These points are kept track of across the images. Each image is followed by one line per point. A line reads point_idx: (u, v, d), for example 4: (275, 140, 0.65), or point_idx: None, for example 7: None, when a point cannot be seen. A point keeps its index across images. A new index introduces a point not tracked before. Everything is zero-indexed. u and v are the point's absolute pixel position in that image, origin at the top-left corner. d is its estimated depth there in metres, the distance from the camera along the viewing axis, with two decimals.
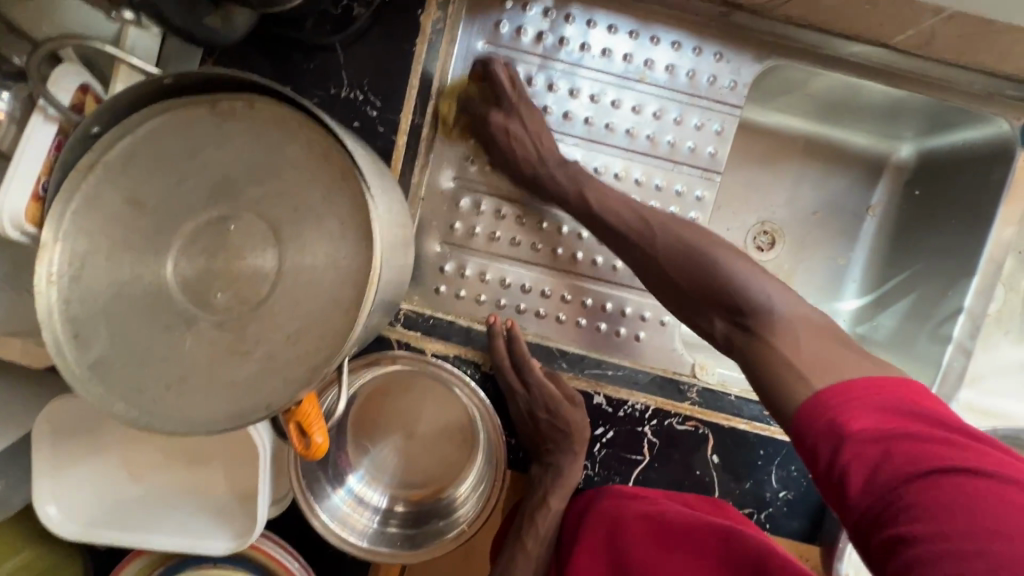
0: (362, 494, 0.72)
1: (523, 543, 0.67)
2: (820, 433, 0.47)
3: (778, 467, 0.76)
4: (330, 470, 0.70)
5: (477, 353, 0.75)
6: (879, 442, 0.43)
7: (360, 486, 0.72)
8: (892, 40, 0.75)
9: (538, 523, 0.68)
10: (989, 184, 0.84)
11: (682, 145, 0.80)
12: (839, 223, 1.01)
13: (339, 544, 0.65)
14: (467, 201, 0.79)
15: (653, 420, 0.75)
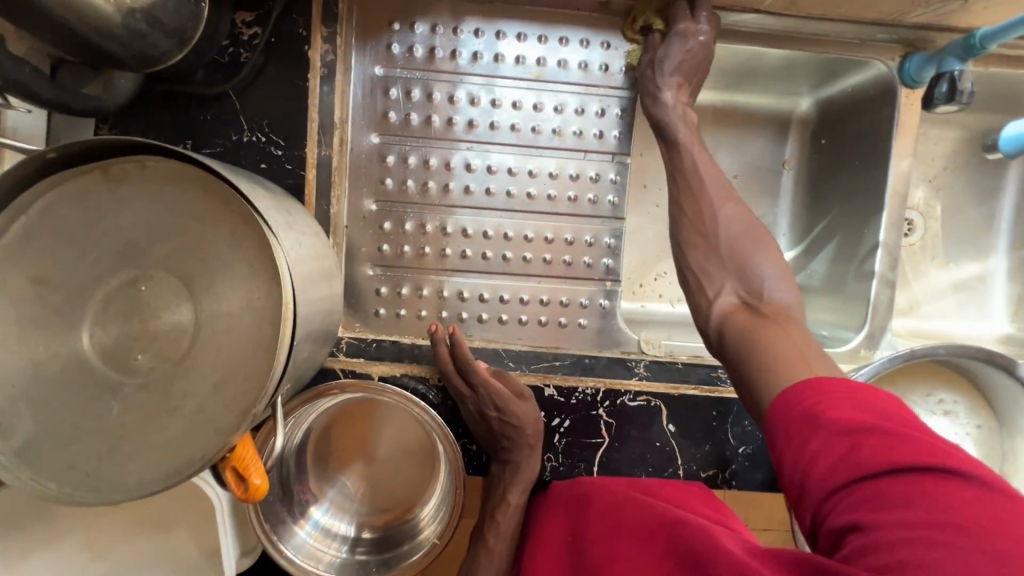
0: (329, 526, 0.72)
1: (489, 544, 0.71)
2: (794, 428, 0.46)
3: (733, 424, 0.78)
4: (292, 506, 0.69)
5: (425, 368, 0.76)
6: (845, 436, 0.43)
7: (326, 518, 0.72)
8: (762, 5, 0.79)
9: (501, 522, 0.71)
10: (881, 123, 0.89)
11: (588, 132, 0.82)
12: (760, 182, 1.05)
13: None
14: (390, 222, 0.80)
15: (606, 402, 0.76)
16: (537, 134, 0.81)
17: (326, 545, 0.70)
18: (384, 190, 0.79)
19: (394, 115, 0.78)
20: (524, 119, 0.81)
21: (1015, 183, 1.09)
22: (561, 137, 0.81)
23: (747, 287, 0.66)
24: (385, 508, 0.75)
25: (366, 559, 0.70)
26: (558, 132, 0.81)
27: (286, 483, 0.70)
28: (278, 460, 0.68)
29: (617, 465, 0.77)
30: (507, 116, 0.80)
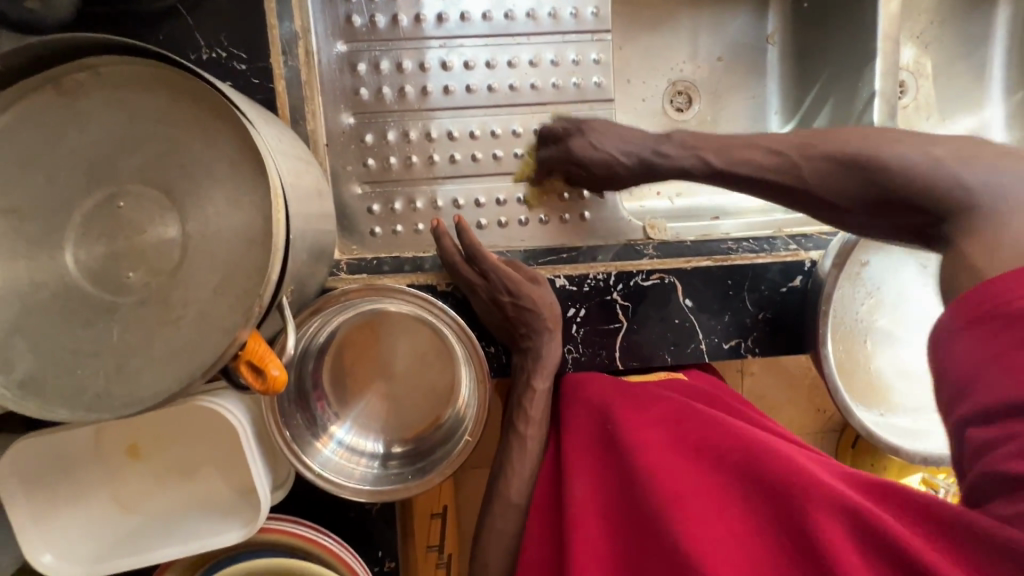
0: (355, 444, 0.70)
1: (521, 432, 0.70)
2: (992, 322, 0.38)
3: (750, 291, 0.76)
4: (314, 425, 0.67)
5: (431, 276, 0.74)
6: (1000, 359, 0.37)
7: (351, 437, 0.70)
8: None
9: (532, 410, 0.70)
10: None
11: (564, 12, 0.77)
12: (745, 61, 1.03)
13: (338, 490, 0.63)
14: (371, 134, 0.77)
15: (619, 285, 0.75)
16: (510, 21, 0.77)
17: (352, 461, 0.68)
18: (360, 102, 0.76)
19: (358, 19, 0.74)
20: (495, 6, 0.77)
21: (1004, 26, 1.06)
22: (536, 21, 0.77)
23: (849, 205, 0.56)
24: (413, 423, 0.73)
25: (400, 470, 0.69)
26: (532, 15, 0.77)
27: (306, 393, 0.68)
28: (297, 366, 0.66)
29: (639, 347, 0.76)
30: (477, 6, 0.76)
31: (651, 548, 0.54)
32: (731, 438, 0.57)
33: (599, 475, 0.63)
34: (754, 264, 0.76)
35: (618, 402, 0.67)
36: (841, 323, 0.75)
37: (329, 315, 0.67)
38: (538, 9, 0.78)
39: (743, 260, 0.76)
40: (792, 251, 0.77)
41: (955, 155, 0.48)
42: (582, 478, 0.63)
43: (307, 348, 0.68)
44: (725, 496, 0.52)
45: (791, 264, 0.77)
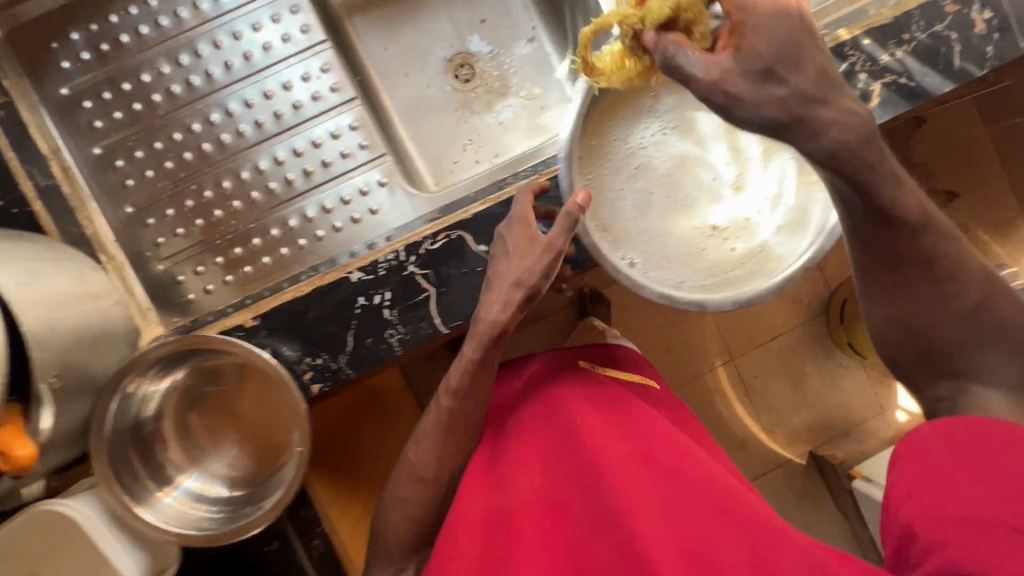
0: (202, 491, 0.73)
1: (440, 402, 0.69)
2: (934, 446, 0.51)
3: (536, 214, 0.78)
4: (154, 477, 0.71)
5: (238, 316, 0.77)
6: (960, 454, 0.49)
7: (198, 484, 0.73)
8: None
9: (452, 382, 0.68)
10: None
11: (274, 42, 0.83)
12: (505, 15, 1.08)
13: (162, 536, 0.65)
14: (153, 216, 0.83)
15: (411, 258, 0.77)
16: (230, 70, 0.82)
17: (194, 507, 0.70)
18: (131, 191, 0.82)
19: (100, 122, 0.81)
20: (212, 61, 0.82)
21: None
22: (252, 60, 0.83)
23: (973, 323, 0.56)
24: (268, 457, 0.76)
25: (238, 509, 0.70)
26: (247, 56, 0.82)
27: (148, 442, 0.72)
28: (132, 429, 0.70)
29: (454, 307, 0.77)
30: (196, 69, 0.82)
31: (601, 554, 0.57)
32: (715, 481, 0.61)
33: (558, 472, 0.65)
34: (528, 188, 0.78)
35: (597, 417, 0.70)
36: (615, 199, 0.75)
37: (147, 380, 0.70)
38: (251, 47, 0.83)
39: (517, 189, 0.79)
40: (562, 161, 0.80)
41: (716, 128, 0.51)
42: (527, 475, 0.66)
43: (145, 405, 0.72)
44: (688, 511, 0.58)
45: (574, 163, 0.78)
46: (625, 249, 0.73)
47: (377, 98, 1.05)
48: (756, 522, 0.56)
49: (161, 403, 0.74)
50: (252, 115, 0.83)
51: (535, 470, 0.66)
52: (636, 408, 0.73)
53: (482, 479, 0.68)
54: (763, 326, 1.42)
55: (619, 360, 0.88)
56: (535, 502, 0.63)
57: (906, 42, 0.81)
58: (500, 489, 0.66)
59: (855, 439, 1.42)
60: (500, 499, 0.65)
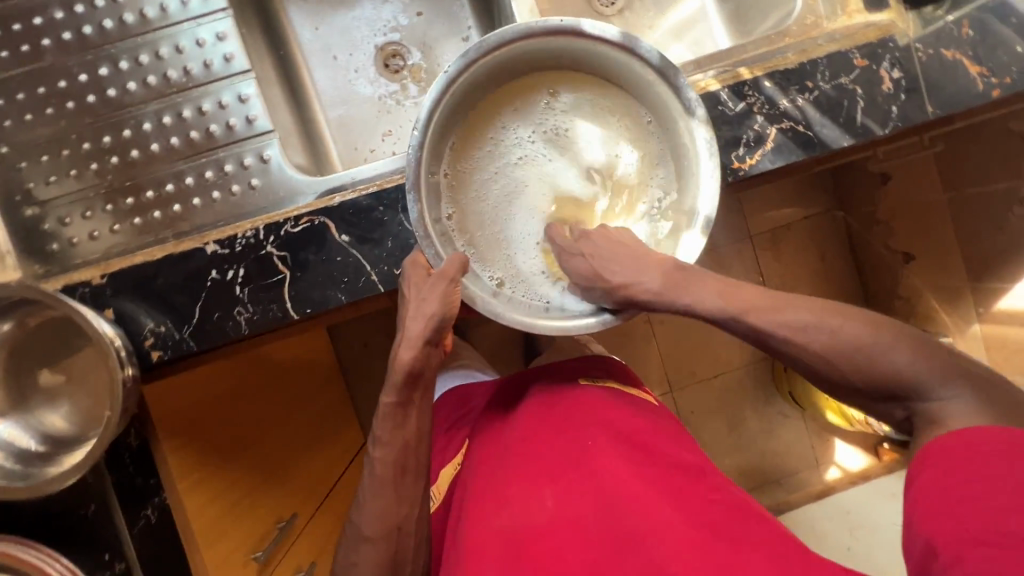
0: (10, 438, 0.71)
1: (371, 454, 0.71)
2: (928, 468, 0.51)
3: (405, 211, 0.76)
4: None
5: (87, 273, 0.76)
6: (959, 496, 0.48)
7: (9, 432, 0.71)
8: None
9: (380, 437, 0.70)
10: None
11: (172, 4, 0.83)
12: (440, 13, 1.07)
13: None
14: (27, 161, 0.81)
15: (271, 238, 0.75)
16: (123, 26, 0.82)
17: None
18: (7, 133, 0.81)
19: None
20: (106, 15, 0.82)
21: None
22: (148, 19, 0.82)
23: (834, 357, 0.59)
24: (93, 417, 0.74)
25: (36, 467, 0.69)
26: (142, 15, 0.82)
27: None
28: None
29: (308, 293, 0.76)
30: (89, 21, 0.81)
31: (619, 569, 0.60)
32: (699, 491, 0.66)
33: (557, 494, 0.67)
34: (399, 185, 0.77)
35: (573, 428, 0.72)
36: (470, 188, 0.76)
37: None
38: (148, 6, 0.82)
39: (390, 183, 0.77)
40: None
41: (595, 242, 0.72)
42: (534, 497, 0.67)
43: None
44: (692, 525, 0.61)
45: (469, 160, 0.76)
46: (487, 245, 0.75)
47: (299, 76, 1.03)
48: (748, 535, 0.61)
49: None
50: (141, 73, 0.82)
51: (523, 484, 0.68)
52: (600, 403, 0.75)
53: (487, 503, 0.68)
54: (707, 360, 1.40)
55: (586, 360, 0.85)
56: (530, 521, 0.65)
57: (809, 90, 0.79)
58: (504, 509, 0.67)
59: (785, 488, 1.39)
60: (508, 521, 0.66)
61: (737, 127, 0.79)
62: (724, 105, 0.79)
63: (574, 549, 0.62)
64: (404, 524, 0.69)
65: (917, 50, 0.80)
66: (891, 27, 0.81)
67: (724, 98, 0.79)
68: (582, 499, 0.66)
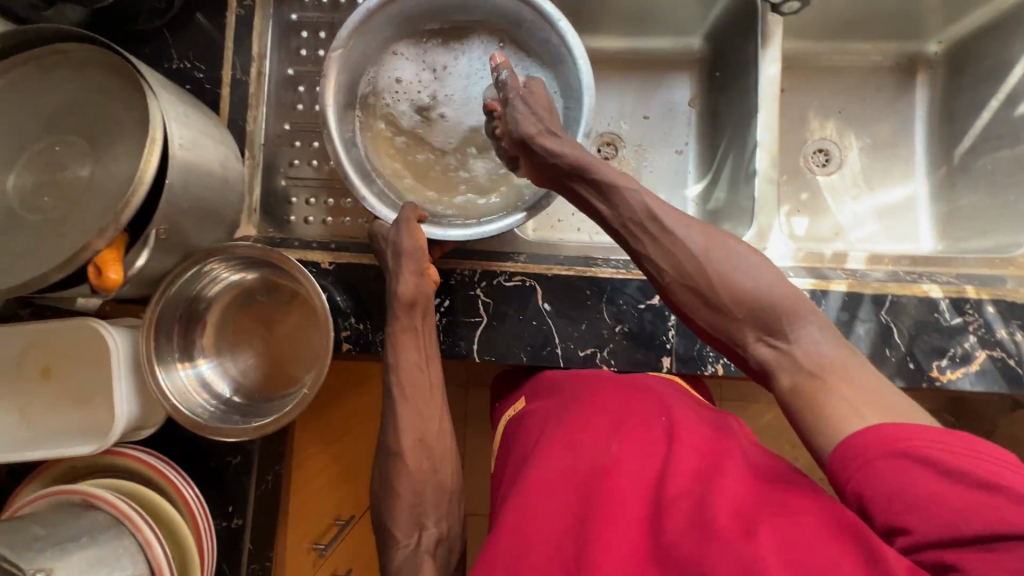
0: (209, 379, 0.79)
1: (396, 382, 0.76)
2: (879, 456, 0.47)
3: (608, 303, 0.81)
4: (183, 347, 0.78)
5: (317, 254, 0.85)
6: (918, 498, 0.45)
7: (210, 373, 0.79)
8: None
9: (403, 361, 0.76)
10: (748, 58, 0.99)
11: None
12: (666, 121, 1.14)
13: (163, 401, 0.71)
14: (301, 140, 0.93)
15: (482, 282, 0.82)
16: None
17: (197, 390, 0.76)
18: (296, 114, 0.93)
19: (305, 51, 0.93)
20: None
21: (922, 108, 1.11)
22: None
23: (768, 334, 0.59)
24: (274, 380, 0.82)
25: (227, 414, 0.76)
26: None
27: (194, 318, 0.79)
28: (187, 302, 0.78)
29: (496, 343, 0.81)
30: None
31: (665, 521, 0.55)
32: (753, 469, 0.60)
33: (608, 446, 0.64)
34: (611, 277, 0.81)
35: (623, 395, 0.71)
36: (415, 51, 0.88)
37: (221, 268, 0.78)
38: None
39: (604, 274, 0.82)
40: None
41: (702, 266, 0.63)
42: (584, 444, 0.64)
43: (208, 288, 0.79)
44: (743, 492, 0.56)
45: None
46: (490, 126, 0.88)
47: None
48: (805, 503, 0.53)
49: (219, 292, 0.82)
50: None
51: (581, 433, 0.66)
52: (652, 381, 0.75)
53: (547, 445, 0.66)
54: None
55: None
56: (590, 464, 0.62)
57: None
58: (568, 453, 0.64)
59: None
60: (563, 464, 0.63)
61: (946, 339, 0.79)
62: (941, 314, 0.79)
63: (624, 497, 0.58)
64: (427, 435, 0.76)
65: None
66: None
67: (942, 308, 0.80)
68: (639, 453, 0.63)
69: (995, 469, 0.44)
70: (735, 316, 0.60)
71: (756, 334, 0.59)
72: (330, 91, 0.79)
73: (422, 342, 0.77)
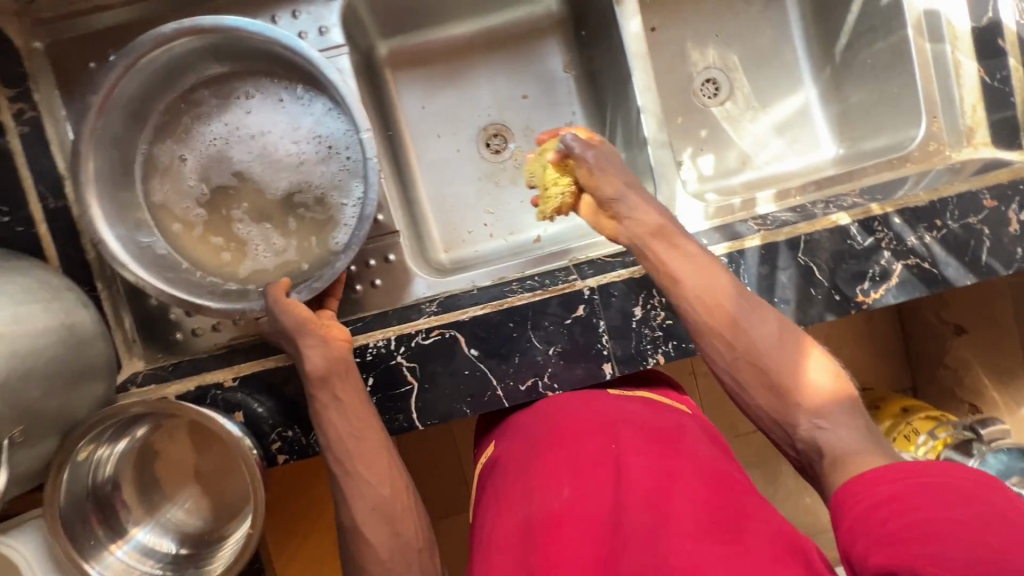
0: (149, 544, 0.73)
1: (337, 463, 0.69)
2: (885, 484, 0.48)
3: (534, 329, 0.77)
4: (106, 525, 0.71)
5: (218, 374, 0.76)
6: (906, 516, 0.45)
7: (148, 537, 0.73)
8: None
9: (334, 434, 0.70)
10: (606, 12, 0.91)
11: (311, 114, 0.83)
12: (546, 95, 1.07)
13: None
14: None
15: (401, 348, 0.76)
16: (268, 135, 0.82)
17: (138, 563, 0.70)
18: None
19: None
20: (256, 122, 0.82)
21: (794, 10, 1.07)
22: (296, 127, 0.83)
23: (816, 416, 0.57)
24: (219, 512, 0.77)
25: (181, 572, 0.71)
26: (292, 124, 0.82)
27: (106, 490, 0.72)
28: (92, 480, 0.70)
29: (435, 404, 0.77)
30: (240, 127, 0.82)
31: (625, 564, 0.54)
32: (717, 492, 0.58)
33: (573, 489, 0.62)
34: (530, 302, 0.77)
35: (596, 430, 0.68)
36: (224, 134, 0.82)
37: (114, 432, 0.70)
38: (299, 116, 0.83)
39: (521, 300, 0.78)
40: (569, 282, 0.79)
41: (752, 330, 0.63)
42: (546, 488, 0.63)
43: (108, 455, 0.72)
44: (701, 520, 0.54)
45: (603, 287, 0.78)
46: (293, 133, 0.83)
47: (405, 156, 1.04)
48: (763, 536, 0.52)
49: (125, 453, 0.74)
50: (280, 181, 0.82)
51: (545, 477, 0.64)
52: (624, 407, 0.72)
53: (512, 498, 0.65)
54: None
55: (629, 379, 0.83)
56: (544, 512, 0.61)
57: (936, 228, 0.80)
58: (526, 503, 0.63)
59: None
60: (525, 511, 0.62)
61: (863, 262, 0.80)
62: (853, 239, 0.79)
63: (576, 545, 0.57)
64: (378, 503, 0.69)
65: None
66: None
67: (853, 233, 0.79)
68: (604, 497, 0.61)
69: (989, 503, 0.44)
70: (790, 391, 0.59)
71: (805, 418, 0.58)
72: (102, 226, 0.71)
73: (350, 409, 0.70)
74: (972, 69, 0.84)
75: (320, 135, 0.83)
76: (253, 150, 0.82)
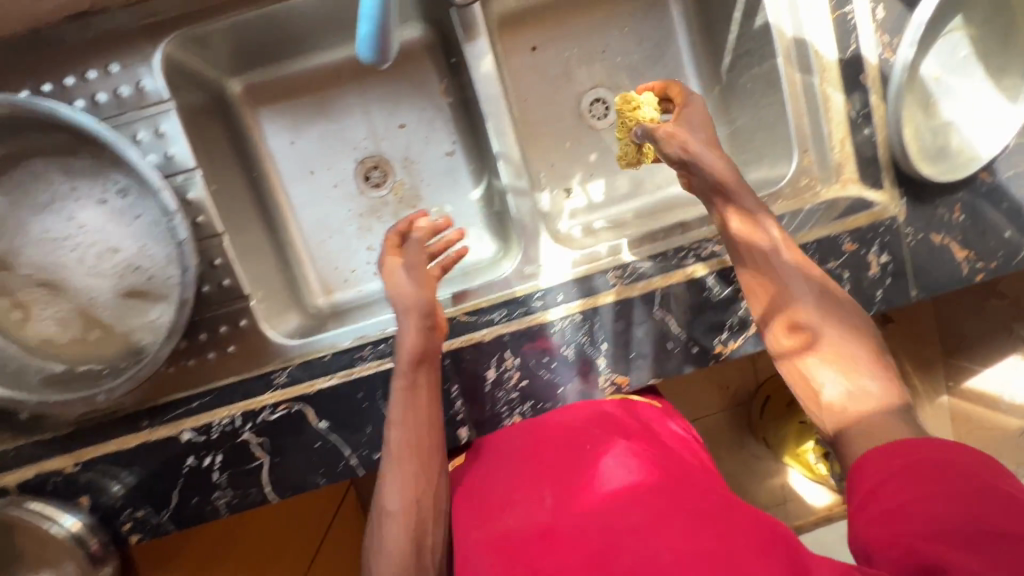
0: None
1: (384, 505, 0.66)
2: (872, 476, 0.48)
3: (385, 398, 0.76)
4: None
5: (59, 459, 0.74)
6: (893, 511, 0.45)
7: None
8: None
9: (398, 453, 0.68)
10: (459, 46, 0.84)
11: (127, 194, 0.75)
12: (425, 124, 1.01)
13: None
14: None
15: (247, 425, 0.75)
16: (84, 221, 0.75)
17: None
18: None
19: None
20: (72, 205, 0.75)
21: (681, 22, 1.00)
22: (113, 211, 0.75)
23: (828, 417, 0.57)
24: None
25: None
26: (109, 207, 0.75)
27: None
28: None
29: (289, 476, 0.76)
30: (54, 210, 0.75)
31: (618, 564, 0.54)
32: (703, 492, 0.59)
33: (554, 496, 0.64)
34: (379, 372, 0.76)
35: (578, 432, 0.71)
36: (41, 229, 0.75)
37: None
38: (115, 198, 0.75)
39: (369, 371, 0.76)
40: None
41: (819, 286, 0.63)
42: (532, 500, 0.65)
43: None
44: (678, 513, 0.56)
45: (454, 351, 0.77)
46: (108, 243, 0.76)
47: (275, 197, 0.99)
48: (762, 527, 0.53)
49: None
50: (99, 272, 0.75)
51: (521, 491, 0.67)
52: (595, 411, 0.75)
53: (493, 510, 0.67)
54: None
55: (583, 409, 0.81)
56: (530, 524, 0.62)
57: None
58: (501, 516, 0.65)
59: None
60: (512, 523, 0.63)
61: (721, 312, 0.78)
62: (709, 290, 0.77)
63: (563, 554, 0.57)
64: (423, 539, 0.65)
65: (907, 233, 0.79)
66: (883, 211, 0.78)
67: (710, 284, 0.77)
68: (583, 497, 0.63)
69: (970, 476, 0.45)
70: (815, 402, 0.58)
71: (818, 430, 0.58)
72: None
73: (409, 417, 0.69)
74: (839, 105, 0.80)
75: (141, 218, 0.75)
76: (78, 239, 0.75)
